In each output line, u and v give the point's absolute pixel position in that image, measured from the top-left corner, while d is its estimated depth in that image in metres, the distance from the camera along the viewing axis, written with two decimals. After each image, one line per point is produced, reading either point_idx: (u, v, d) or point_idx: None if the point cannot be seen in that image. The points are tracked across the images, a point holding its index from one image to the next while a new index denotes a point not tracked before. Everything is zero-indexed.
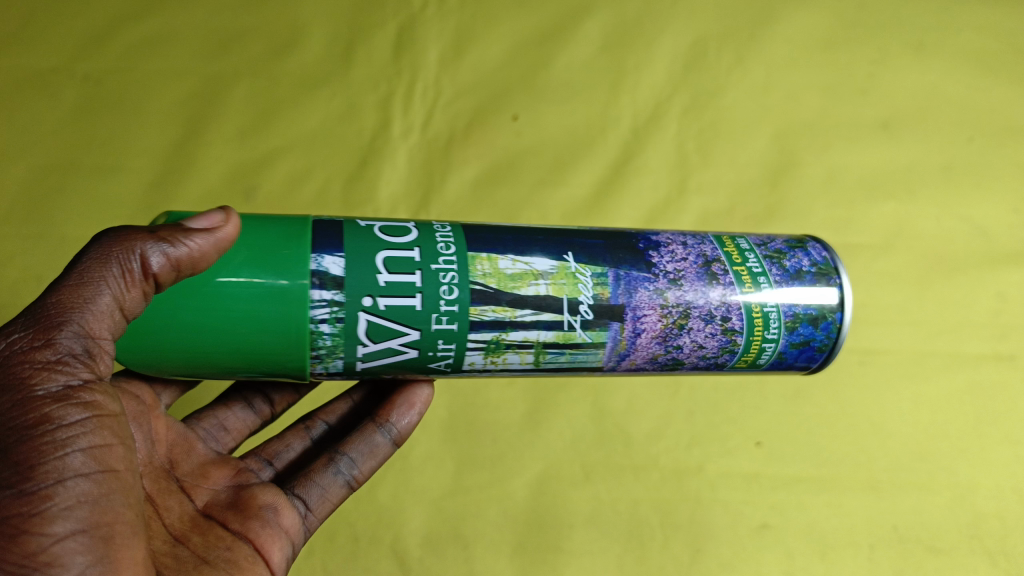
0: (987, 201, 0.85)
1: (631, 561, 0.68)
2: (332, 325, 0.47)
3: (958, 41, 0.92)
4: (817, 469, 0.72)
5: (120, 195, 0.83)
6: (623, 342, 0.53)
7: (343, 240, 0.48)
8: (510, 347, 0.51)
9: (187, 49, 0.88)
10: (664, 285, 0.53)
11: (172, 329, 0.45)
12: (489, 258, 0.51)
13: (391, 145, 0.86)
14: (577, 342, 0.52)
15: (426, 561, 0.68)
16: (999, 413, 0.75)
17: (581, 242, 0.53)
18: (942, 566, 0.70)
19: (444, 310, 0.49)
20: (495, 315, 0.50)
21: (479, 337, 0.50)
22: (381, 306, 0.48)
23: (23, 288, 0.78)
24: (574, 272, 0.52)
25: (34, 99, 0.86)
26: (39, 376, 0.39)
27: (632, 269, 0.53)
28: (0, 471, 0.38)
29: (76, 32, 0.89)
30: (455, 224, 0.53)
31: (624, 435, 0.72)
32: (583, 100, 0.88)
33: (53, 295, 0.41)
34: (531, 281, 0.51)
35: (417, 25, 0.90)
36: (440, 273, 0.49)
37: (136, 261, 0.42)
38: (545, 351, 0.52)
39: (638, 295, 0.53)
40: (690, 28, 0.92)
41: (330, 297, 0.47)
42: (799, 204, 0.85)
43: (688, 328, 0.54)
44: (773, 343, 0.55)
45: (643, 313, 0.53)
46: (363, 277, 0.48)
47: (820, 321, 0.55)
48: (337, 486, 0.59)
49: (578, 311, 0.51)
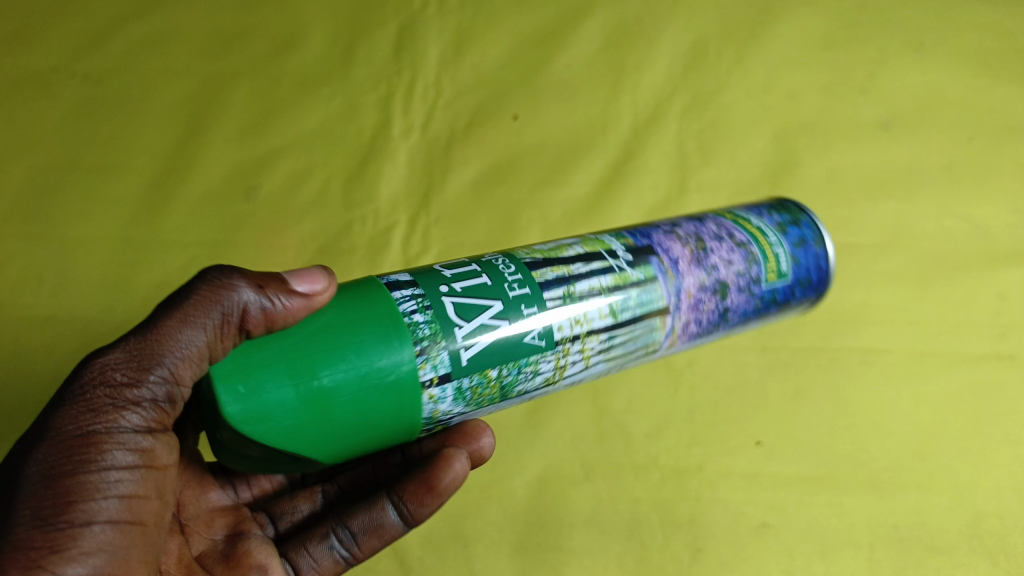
0: (988, 200, 0.85)
1: (630, 560, 0.68)
2: (424, 313, 0.48)
3: (957, 41, 0.92)
4: (818, 468, 0.72)
5: (121, 194, 0.82)
6: (669, 272, 0.57)
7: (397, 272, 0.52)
8: (583, 297, 0.53)
9: (189, 50, 0.89)
10: (667, 229, 0.61)
11: (283, 361, 0.43)
12: (522, 250, 0.56)
13: (391, 144, 0.86)
14: (633, 279, 0.56)
15: (426, 562, 0.67)
16: (1000, 413, 0.75)
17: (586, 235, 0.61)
18: (943, 566, 0.68)
19: (513, 279, 0.51)
20: (555, 274, 0.53)
21: (553, 295, 0.52)
22: (458, 288, 0.50)
23: (22, 286, 0.77)
24: (596, 241, 0.58)
25: (35, 98, 0.86)
26: (114, 412, 0.42)
27: (636, 230, 0.61)
28: (39, 500, 0.39)
29: (79, 33, 0.89)
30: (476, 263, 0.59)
31: (623, 434, 0.73)
32: (583, 101, 0.89)
33: (153, 332, 0.43)
34: (564, 249, 0.56)
35: (418, 25, 0.91)
36: (492, 264, 0.53)
37: (237, 314, 0.43)
38: (615, 301, 0.55)
39: (653, 239, 0.60)
40: (690, 28, 0.92)
41: (410, 292, 0.49)
42: (799, 203, 0.85)
43: (711, 249, 0.60)
44: (779, 245, 0.62)
45: (669, 246, 0.59)
46: (431, 277, 0.50)
47: (799, 221, 0.65)
48: (331, 560, 0.56)
49: (617, 255, 0.57)
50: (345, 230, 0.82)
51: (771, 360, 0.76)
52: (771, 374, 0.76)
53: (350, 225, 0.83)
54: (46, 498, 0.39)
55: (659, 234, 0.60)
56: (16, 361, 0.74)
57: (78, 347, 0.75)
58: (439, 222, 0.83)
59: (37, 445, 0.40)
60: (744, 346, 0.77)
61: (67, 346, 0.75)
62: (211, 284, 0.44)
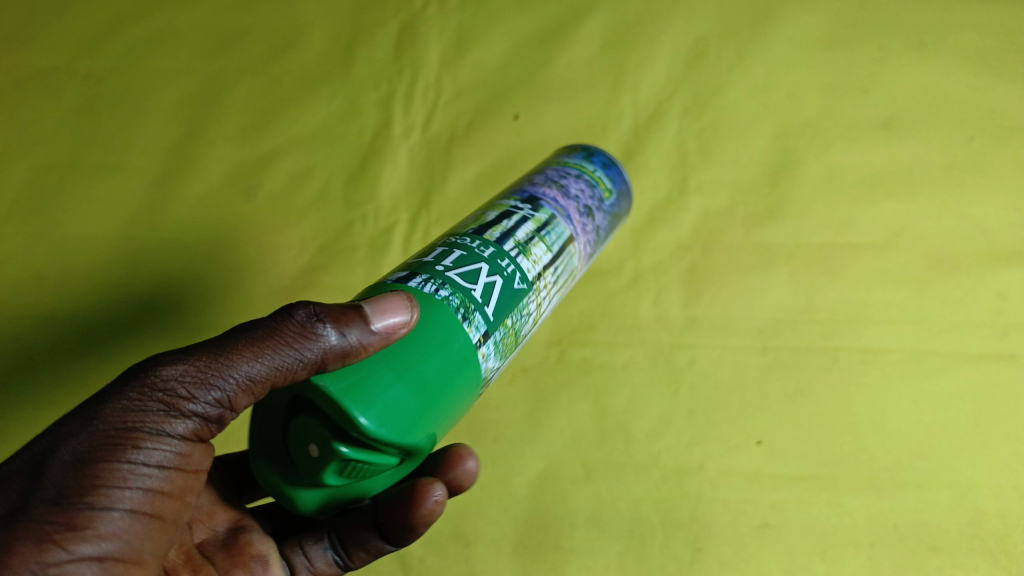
0: (988, 200, 0.85)
1: (630, 560, 0.68)
2: (443, 288, 0.49)
3: (957, 40, 0.92)
4: (818, 468, 0.72)
5: (121, 194, 0.82)
6: (558, 207, 0.63)
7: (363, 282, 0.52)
8: (527, 241, 0.57)
9: (189, 49, 0.89)
10: (534, 181, 0.66)
11: (376, 377, 0.43)
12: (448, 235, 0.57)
13: (392, 144, 0.86)
14: (544, 218, 0.60)
15: (427, 561, 0.67)
16: (1000, 413, 0.75)
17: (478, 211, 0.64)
18: (943, 565, 0.69)
19: (480, 245, 0.53)
20: (494, 231, 0.56)
21: (509, 246, 0.55)
22: (448, 265, 0.51)
23: (23, 287, 0.77)
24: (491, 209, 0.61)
25: (35, 98, 0.86)
26: (165, 415, 0.43)
27: (514, 189, 0.65)
28: (72, 478, 0.40)
29: (80, 32, 0.89)
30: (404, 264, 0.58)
31: (624, 433, 0.73)
32: (583, 100, 0.89)
33: (225, 349, 0.44)
34: (479, 220, 0.59)
35: (418, 25, 0.91)
36: (446, 245, 0.54)
37: (317, 352, 0.43)
38: (544, 236, 0.59)
39: (529, 190, 0.64)
40: (690, 27, 0.92)
41: (417, 279, 0.50)
42: (800, 202, 0.85)
43: (568, 185, 0.66)
44: (597, 171, 0.70)
45: (545, 191, 0.64)
46: (418, 269, 0.51)
47: (592, 154, 0.72)
48: (325, 562, 0.57)
49: (517, 206, 0.60)
50: (345, 230, 0.82)
51: (771, 360, 0.76)
52: (772, 373, 0.76)
53: (350, 224, 0.82)
54: (72, 481, 0.40)
55: (537, 186, 0.65)
56: (17, 361, 0.74)
57: (79, 348, 0.75)
58: (440, 222, 0.83)
59: (83, 429, 0.41)
60: (745, 345, 0.77)
61: (68, 347, 0.75)
62: (298, 321, 0.44)
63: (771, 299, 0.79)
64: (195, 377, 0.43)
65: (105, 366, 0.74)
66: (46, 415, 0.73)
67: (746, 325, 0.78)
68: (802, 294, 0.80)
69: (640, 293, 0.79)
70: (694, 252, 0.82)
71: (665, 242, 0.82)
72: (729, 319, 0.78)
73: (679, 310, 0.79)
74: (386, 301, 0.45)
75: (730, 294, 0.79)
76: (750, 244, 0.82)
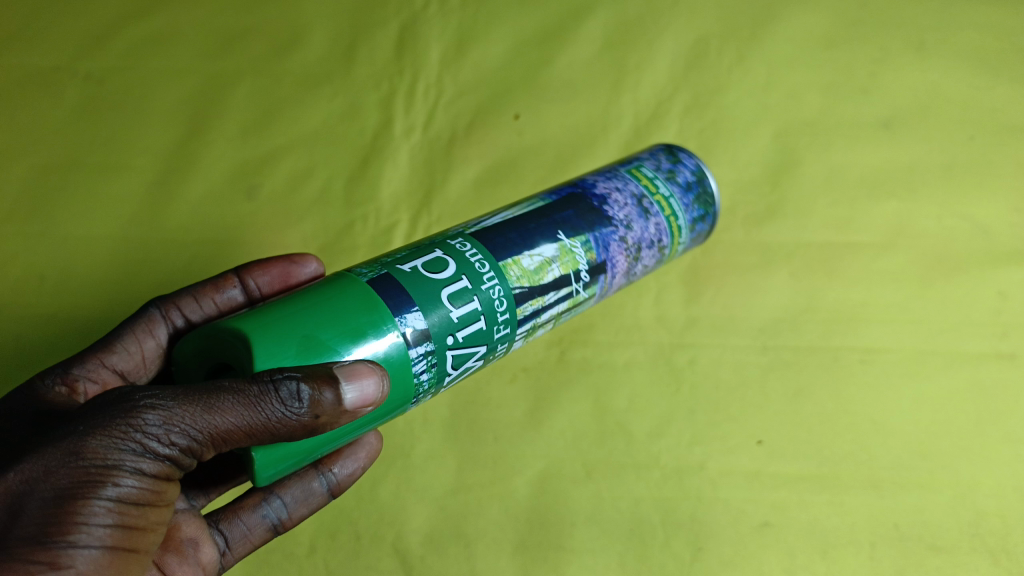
0: (988, 200, 0.85)
1: (631, 560, 0.68)
2: (429, 372, 0.49)
3: (958, 40, 0.92)
4: (819, 467, 0.72)
5: (122, 193, 0.82)
6: (604, 287, 0.62)
7: (412, 294, 0.49)
8: (541, 325, 0.58)
9: (190, 49, 0.89)
10: (622, 231, 0.62)
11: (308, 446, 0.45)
12: (514, 262, 0.54)
13: (393, 144, 0.86)
14: (579, 300, 0.60)
15: (427, 560, 0.67)
16: (1000, 412, 0.75)
17: (559, 219, 0.59)
18: (945, 565, 0.68)
19: (502, 323, 0.53)
20: (532, 307, 0.55)
21: (522, 329, 0.56)
22: (460, 339, 0.50)
23: (25, 287, 0.77)
24: (568, 248, 0.58)
25: (36, 98, 0.86)
26: (140, 453, 0.42)
27: (602, 229, 0.61)
28: (47, 515, 0.40)
29: (80, 32, 0.89)
30: (469, 239, 0.54)
31: (624, 433, 0.73)
32: (583, 100, 0.89)
33: (204, 394, 0.42)
34: (547, 268, 0.56)
35: (419, 24, 0.91)
36: (491, 292, 0.52)
37: (295, 408, 0.41)
38: (563, 316, 0.60)
39: (608, 248, 0.61)
40: (691, 27, 0.92)
41: (423, 350, 0.48)
42: (800, 202, 0.85)
43: (642, 258, 0.64)
44: (682, 242, 0.68)
45: (616, 260, 0.61)
46: (442, 321, 0.49)
47: (704, 216, 0.68)
48: (262, 527, 0.59)
49: (579, 277, 0.59)
50: (346, 230, 0.82)
51: (772, 359, 0.77)
52: (772, 373, 0.76)
53: (351, 224, 0.82)
54: (48, 518, 0.40)
55: (615, 244, 0.61)
56: (18, 361, 0.74)
57: (80, 347, 0.75)
58: (440, 221, 0.83)
59: (59, 464, 0.40)
60: (745, 345, 0.77)
61: (68, 346, 0.75)
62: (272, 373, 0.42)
63: (771, 299, 0.79)
64: (175, 424, 0.42)
65: None
66: None
67: (746, 325, 0.78)
68: (802, 293, 0.80)
69: (641, 293, 0.79)
70: (694, 252, 0.82)
71: None
72: (729, 319, 0.78)
73: (679, 310, 0.79)
74: (359, 366, 0.43)
75: (730, 293, 0.79)
76: (750, 244, 0.82)
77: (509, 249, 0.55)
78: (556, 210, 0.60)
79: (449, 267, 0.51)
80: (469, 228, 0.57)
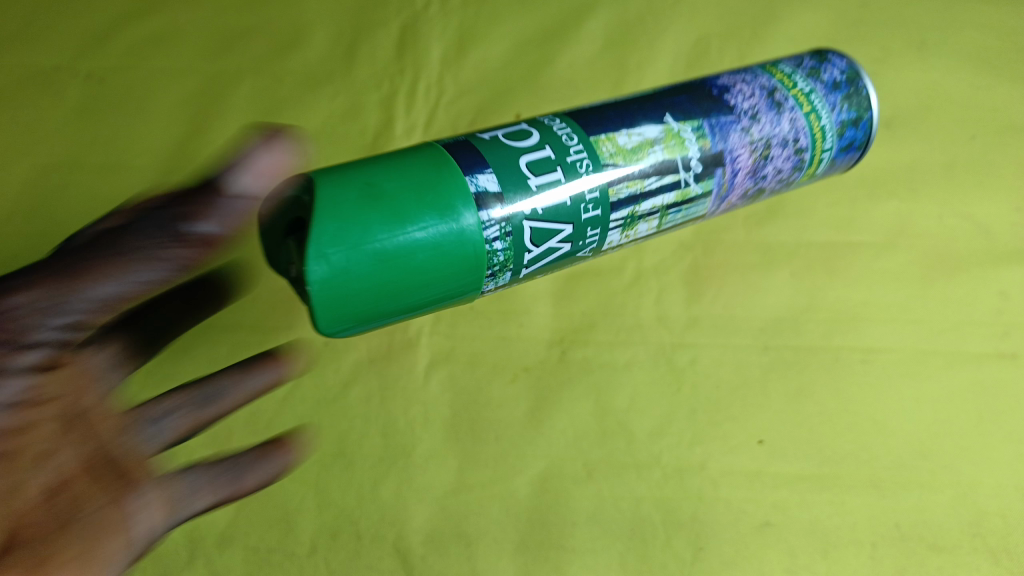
0: (990, 200, 0.85)
1: (632, 559, 0.68)
2: (502, 241, 0.55)
3: (958, 41, 0.93)
4: (820, 467, 0.72)
5: (123, 193, 0.83)
6: (725, 184, 0.66)
7: (488, 158, 0.56)
8: (642, 217, 0.63)
9: (192, 49, 0.89)
10: (746, 122, 0.65)
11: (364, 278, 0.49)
12: (609, 138, 0.60)
13: (394, 144, 0.86)
14: (692, 194, 0.64)
15: (428, 560, 0.67)
16: (1001, 412, 0.75)
17: (672, 103, 0.64)
18: (945, 565, 0.68)
19: (591, 202, 0.58)
20: (630, 190, 0.60)
21: (619, 215, 0.61)
22: (540, 212, 0.56)
23: None
24: (677, 132, 0.63)
25: (37, 98, 0.86)
26: None
27: (720, 115, 0.64)
28: None
29: (81, 32, 0.90)
30: (564, 117, 0.61)
31: (625, 432, 0.73)
32: (584, 100, 0.89)
33: None
34: (648, 148, 0.61)
35: (420, 25, 0.91)
36: (577, 163, 0.58)
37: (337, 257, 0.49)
38: (672, 211, 0.65)
39: (729, 137, 0.64)
40: (691, 27, 0.93)
41: (495, 218, 0.54)
42: (801, 202, 0.85)
43: (772, 157, 0.67)
44: (829, 152, 0.70)
45: (737, 153, 0.65)
46: (516, 181, 0.56)
47: (860, 122, 0.70)
48: (173, 502, 0.62)
49: (690, 165, 0.63)
50: None
51: (773, 359, 0.77)
52: (773, 373, 0.76)
53: None
54: None
55: (737, 131, 0.65)
56: None
57: None
58: None
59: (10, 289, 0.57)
60: (745, 345, 0.77)
61: None
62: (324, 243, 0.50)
63: (772, 299, 0.79)
64: None
65: None
66: None
67: (747, 324, 0.78)
68: (803, 293, 0.80)
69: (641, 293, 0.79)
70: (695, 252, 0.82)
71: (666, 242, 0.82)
72: (730, 319, 0.78)
73: (680, 310, 0.79)
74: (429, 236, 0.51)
75: (730, 293, 0.79)
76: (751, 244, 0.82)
77: (605, 125, 0.61)
78: (667, 96, 0.65)
79: (533, 137, 0.59)
80: (567, 111, 0.63)
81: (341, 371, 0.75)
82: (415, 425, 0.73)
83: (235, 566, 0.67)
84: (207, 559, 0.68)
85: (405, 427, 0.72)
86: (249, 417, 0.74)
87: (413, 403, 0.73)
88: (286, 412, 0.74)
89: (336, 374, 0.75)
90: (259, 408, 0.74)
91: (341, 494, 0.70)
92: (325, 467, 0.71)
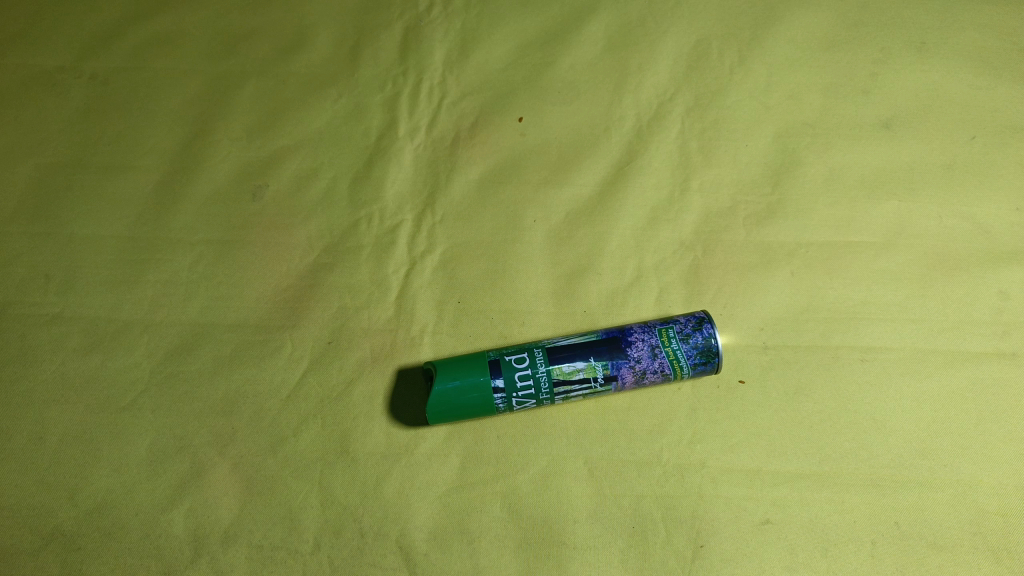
0: (989, 200, 0.85)
1: (632, 557, 0.68)
2: (502, 395, 0.69)
3: (958, 42, 0.94)
4: (819, 466, 0.72)
5: (128, 193, 0.83)
6: (609, 388, 0.71)
7: (479, 374, 0.69)
8: (569, 386, 0.70)
9: (196, 51, 0.91)
10: (636, 360, 0.71)
11: (456, 403, 0.69)
12: (552, 367, 0.70)
13: (396, 144, 0.87)
14: (597, 390, 0.71)
15: (431, 557, 0.68)
16: (1000, 411, 0.75)
17: (591, 349, 0.71)
18: (945, 564, 0.68)
19: (525, 390, 0.69)
20: (558, 384, 0.70)
21: (552, 386, 0.70)
22: (501, 383, 0.69)
23: (30, 286, 0.78)
24: (590, 369, 0.70)
25: (41, 97, 0.87)
26: None
27: (618, 356, 0.71)
28: None
29: (86, 32, 0.91)
30: (530, 351, 0.71)
31: (625, 431, 0.73)
32: (586, 100, 0.90)
33: None
34: (572, 369, 0.70)
35: (423, 28, 0.93)
36: (525, 380, 0.69)
37: None
38: (586, 384, 0.70)
39: (631, 351, 0.71)
40: (692, 29, 0.94)
41: (500, 383, 0.69)
42: (800, 202, 0.85)
43: (647, 380, 0.72)
44: None
45: (625, 374, 0.71)
46: (488, 382, 0.69)
47: None
48: None
49: (593, 386, 0.70)
50: (351, 230, 0.82)
51: (772, 359, 0.77)
52: (772, 373, 0.76)
53: (356, 224, 0.83)
54: None
55: (627, 369, 0.71)
56: (24, 360, 0.75)
57: (85, 346, 0.76)
58: (444, 221, 0.83)
59: None
60: (745, 344, 0.78)
61: (74, 345, 0.76)
62: None
63: (772, 299, 0.80)
64: None
65: (109, 365, 0.75)
66: (50, 414, 0.72)
67: (747, 323, 0.79)
68: (802, 293, 0.80)
69: (642, 293, 0.80)
70: (695, 252, 0.82)
71: (666, 242, 0.83)
72: (731, 318, 0.79)
73: (679, 309, 0.79)
74: None
75: (730, 292, 0.80)
76: (750, 244, 0.83)
77: (556, 357, 0.70)
78: (594, 343, 0.72)
79: (516, 361, 0.70)
80: (535, 346, 0.72)
81: (345, 371, 0.75)
82: (416, 425, 0.73)
83: (238, 563, 0.67)
84: (211, 557, 0.67)
85: (408, 426, 0.73)
86: (253, 417, 0.73)
87: (416, 402, 0.74)
88: (290, 412, 0.73)
89: (339, 373, 0.75)
90: (262, 407, 0.74)
91: (343, 493, 0.70)
92: (327, 466, 0.71)
